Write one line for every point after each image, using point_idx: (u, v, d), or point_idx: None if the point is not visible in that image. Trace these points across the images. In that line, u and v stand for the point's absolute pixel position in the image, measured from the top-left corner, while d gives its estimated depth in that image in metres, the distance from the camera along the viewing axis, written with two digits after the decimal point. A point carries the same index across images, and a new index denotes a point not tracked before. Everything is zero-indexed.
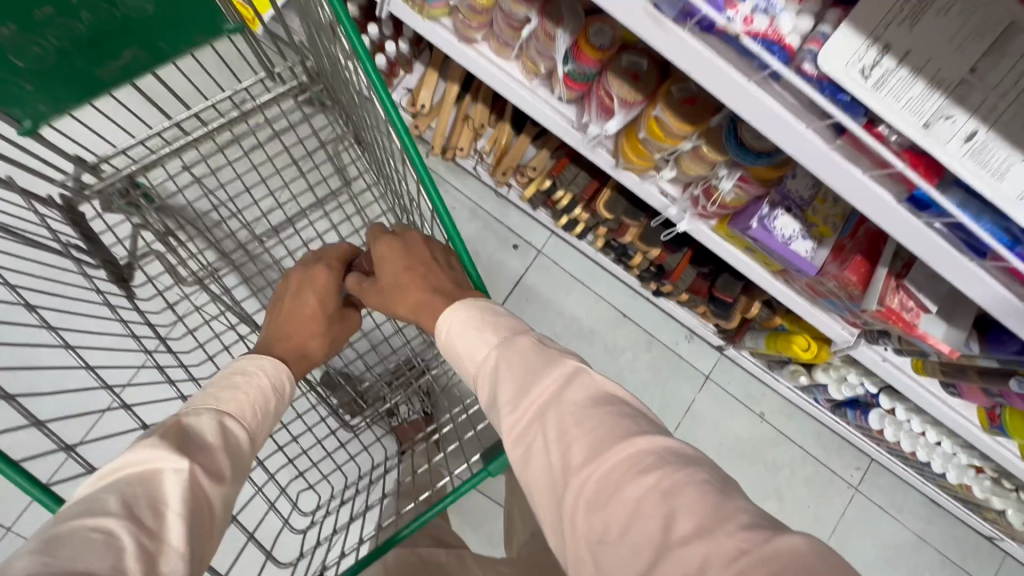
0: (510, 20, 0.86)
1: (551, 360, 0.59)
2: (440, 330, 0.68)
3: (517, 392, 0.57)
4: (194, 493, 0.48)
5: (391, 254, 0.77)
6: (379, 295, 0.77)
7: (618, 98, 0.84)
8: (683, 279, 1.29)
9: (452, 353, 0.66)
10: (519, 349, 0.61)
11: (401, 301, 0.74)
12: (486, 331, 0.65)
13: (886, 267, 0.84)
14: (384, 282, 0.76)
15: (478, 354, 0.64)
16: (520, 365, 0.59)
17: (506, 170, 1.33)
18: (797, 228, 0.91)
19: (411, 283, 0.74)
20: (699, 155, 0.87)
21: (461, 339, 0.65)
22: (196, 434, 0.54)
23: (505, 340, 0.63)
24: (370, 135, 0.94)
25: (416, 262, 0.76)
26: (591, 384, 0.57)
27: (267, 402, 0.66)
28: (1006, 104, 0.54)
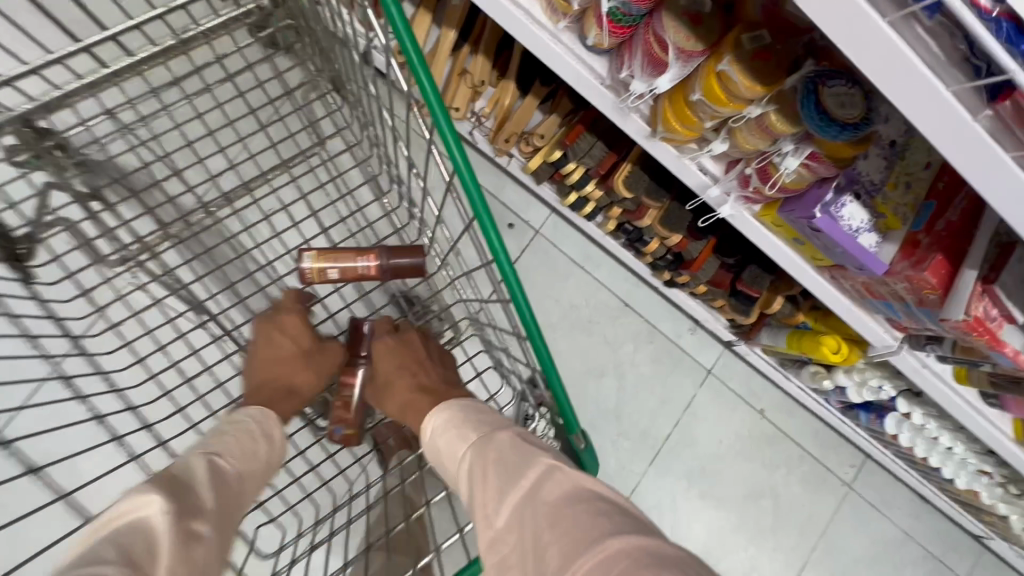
0: None
1: (527, 458, 0.58)
2: (427, 428, 0.70)
3: (498, 493, 0.57)
4: (189, 538, 0.47)
5: (382, 351, 0.81)
6: (374, 389, 0.81)
7: (673, 47, 0.67)
8: (704, 270, 1.15)
9: (437, 453, 0.68)
10: (495, 445, 0.61)
11: (390, 401, 0.77)
12: (465, 428, 0.66)
13: (975, 270, 0.71)
14: (378, 376, 0.81)
15: (459, 450, 0.64)
16: (496, 464, 0.59)
17: (509, 136, 1.13)
18: (864, 218, 0.77)
19: (401, 379, 0.77)
20: (763, 127, 0.71)
21: (443, 437, 0.67)
22: (184, 478, 0.54)
23: (483, 437, 0.64)
24: (353, 78, 0.74)
25: (408, 360, 0.79)
26: (566, 480, 0.54)
27: (255, 447, 0.66)
28: None
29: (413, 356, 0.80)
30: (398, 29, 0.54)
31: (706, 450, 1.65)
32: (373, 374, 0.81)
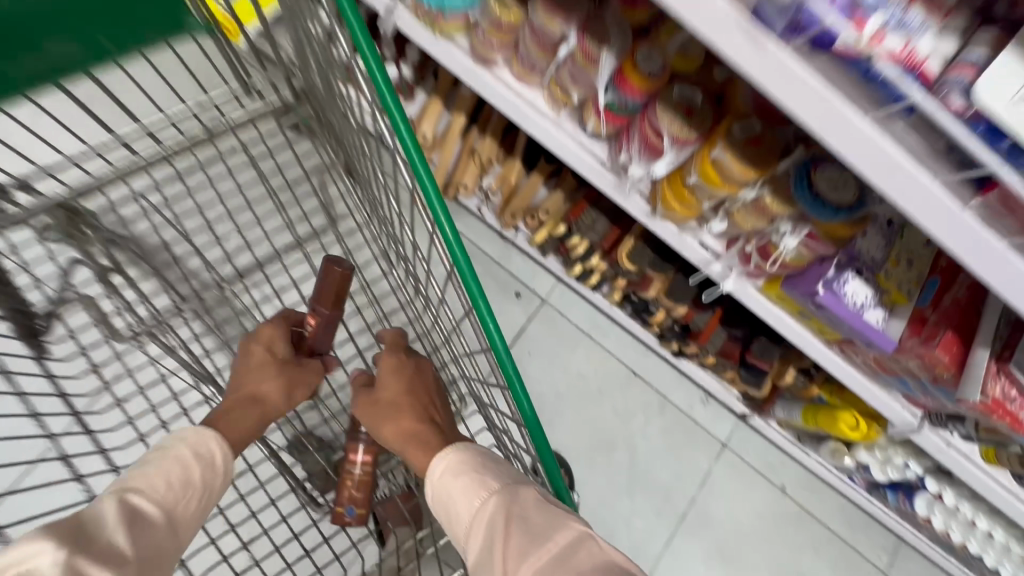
0: (539, 39, 0.72)
1: (554, 521, 0.52)
2: (436, 468, 0.61)
3: (519, 554, 0.49)
4: None
5: (390, 370, 0.73)
6: (371, 411, 0.71)
7: (668, 135, 0.71)
8: (712, 341, 1.15)
9: (445, 505, 0.60)
10: (521, 503, 0.55)
11: (391, 428, 0.68)
12: (481, 474, 0.59)
13: (986, 348, 0.69)
14: (382, 397, 0.71)
15: (474, 502, 0.57)
16: (520, 523, 0.52)
17: (515, 212, 1.18)
18: (869, 294, 0.76)
19: (406, 410, 0.69)
20: (760, 208, 0.73)
21: (455, 482, 0.59)
22: (95, 517, 0.47)
23: (505, 487, 0.57)
24: (365, 166, 0.79)
25: (418, 388, 0.72)
26: (600, 550, 0.48)
27: (188, 477, 0.58)
28: None
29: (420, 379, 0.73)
30: (415, 166, 0.69)
31: (725, 531, 1.55)
32: (375, 394, 0.72)
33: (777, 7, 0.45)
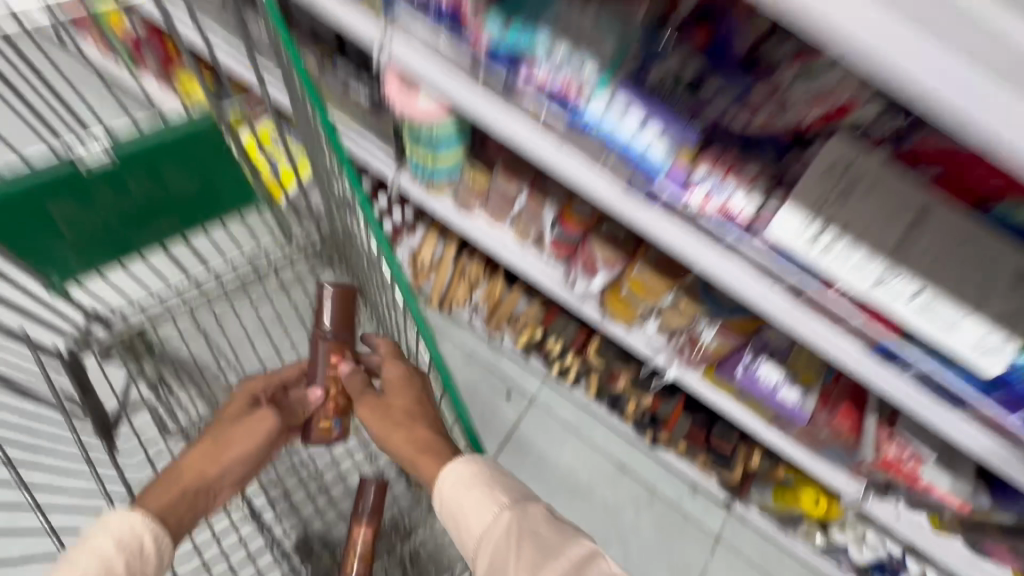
0: (504, 196, 0.98)
1: (564, 538, 0.62)
2: (449, 478, 0.69)
3: (533, 564, 0.60)
4: None
5: (397, 379, 0.79)
6: (384, 418, 0.77)
7: (601, 260, 0.95)
8: (678, 427, 1.28)
9: (451, 504, 0.69)
10: (532, 520, 0.64)
11: (406, 441, 0.75)
12: (495, 490, 0.68)
13: (874, 417, 0.88)
14: (393, 407, 0.78)
15: (487, 514, 0.66)
16: (531, 539, 0.62)
17: (499, 320, 1.40)
18: (782, 375, 0.92)
19: (418, 428, 0.76)
20: (680, 309, 0.94)
21: (467, 494, 0.68)
22: None
23: (516, 504, 0.66)
24: (376, 293, 1.00)
25: (424, 399, 0.79)
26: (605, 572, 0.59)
27: (110, 568, 0.57)
28: (939, 269, 0.60)
29: (417, 392, 0.79)
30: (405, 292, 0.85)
31: None
32: (383, 400, 0.78)
33: (637, 185, 0.72)
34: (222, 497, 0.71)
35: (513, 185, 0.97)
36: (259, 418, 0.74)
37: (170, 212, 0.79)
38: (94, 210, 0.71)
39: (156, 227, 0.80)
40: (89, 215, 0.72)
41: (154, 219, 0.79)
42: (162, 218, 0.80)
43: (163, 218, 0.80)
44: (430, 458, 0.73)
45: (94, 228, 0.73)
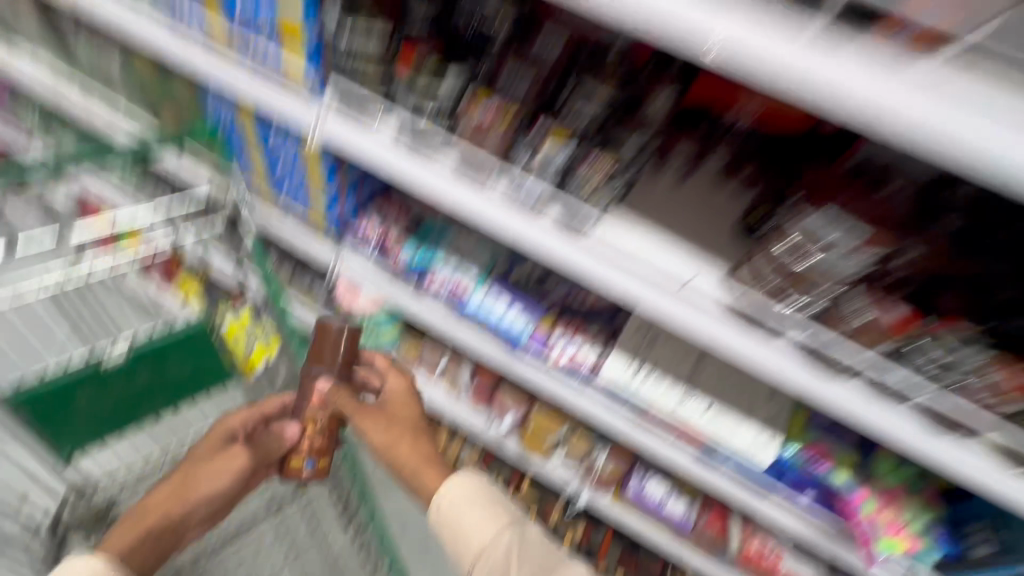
0: (432, 360, 1.26)
1: (552, 559, 0.82)
2: (451, 497, 0.87)
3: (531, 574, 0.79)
4: None
5: (397, 393, 0.99)
6: (390, 432, 0.95)
7: (511, 404, 1.20)
8: (609, 556, 1.40)
9: (449, 515, 0.87)
10: (526, 540, 0.84)
11: (412, 450, 0.95)
12: (496, 512, 0.86)
13: (736, 519, 1.07)
14: (398, 417, 0.98)
15: (489, 531, 0.83)
16: (525, 559, 0.81)
17: None
18: (665, 491, 1.12)
19: (419, 439, 0.97)
20: (577, 440, 1.18)
21: (468, 515, 0.85)
22: None
23: (513, 524, 0.85)
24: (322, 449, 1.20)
25: (423, 417, 1.01)
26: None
27: None
28: (718, 390, 0.90)
29: (407, 408, 0.99)
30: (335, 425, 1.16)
31: None
32: (387, 416, 0.96)
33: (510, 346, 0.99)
34: (187, 536, 0.78)
35: (438, 352, 1.26)
36: (229, 455, 0.82)
37: (163, 388, 1.01)
38: (105, 396, 0.92)
39: (150, 401, 1.01)
40: (103, 399, 0.93)
41: (151, 395, 1.00)
42: (155, 394, 1.01)
43: (157, 395, 1.01)
44: (432, 471, 0.93)
45: (101, 411, 0.94)
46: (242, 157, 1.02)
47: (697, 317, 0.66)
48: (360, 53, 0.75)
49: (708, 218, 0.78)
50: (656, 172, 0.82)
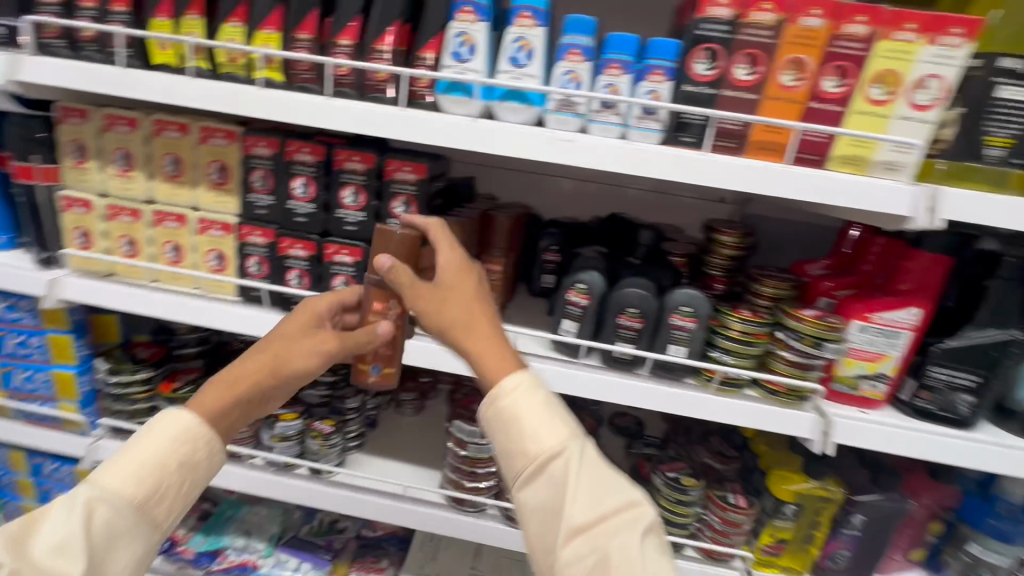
0: None
1: (616, 481, 0.53)
2: (509, 392, 0.54)
3: (591, 510, 0.50)
4: (113, 519, 0.53)
5: (453, 270, 0.59)
6: (439, 305, 0.57)
7: None
8: None
9: (509, 418, 0.53)
10: (589, 459, 0.53)
11: (468, 334, 0.56)
12: (559, 419, 0.54)
13: None
14: (444, 291, 0.57)
15: (548, 438, 0.52)
16: (588, 485, 0.51)
17: None
18: None
19: (482, 327, 0.56)
20: None
21: (528, 416, 0.53)
22: (144, 502, 0.55)
23: (576, 434, 0.53)
24: None
25: (484, 302, 0.58)
26: (634, 545, 0.49)
27: (164, 464, 0.56)
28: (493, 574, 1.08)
29: (472, 289, 0.58)
30: None
31: None
32: (439, 282, 0.58)
33: None
34: (271, 406, 0.64)
35: None
36: (316, 339, 0.63)
37: None
38: None
39: None
40: None
41: None
42: None
43: None
44: (490, 344, 0.56)
45: None
46: (10, 501, 1.04)
47: (425, 512, 0.89)
48: (130, 381, 0.92)
49: (433, 444, 1.06)
50: (397, 415, 1.14)
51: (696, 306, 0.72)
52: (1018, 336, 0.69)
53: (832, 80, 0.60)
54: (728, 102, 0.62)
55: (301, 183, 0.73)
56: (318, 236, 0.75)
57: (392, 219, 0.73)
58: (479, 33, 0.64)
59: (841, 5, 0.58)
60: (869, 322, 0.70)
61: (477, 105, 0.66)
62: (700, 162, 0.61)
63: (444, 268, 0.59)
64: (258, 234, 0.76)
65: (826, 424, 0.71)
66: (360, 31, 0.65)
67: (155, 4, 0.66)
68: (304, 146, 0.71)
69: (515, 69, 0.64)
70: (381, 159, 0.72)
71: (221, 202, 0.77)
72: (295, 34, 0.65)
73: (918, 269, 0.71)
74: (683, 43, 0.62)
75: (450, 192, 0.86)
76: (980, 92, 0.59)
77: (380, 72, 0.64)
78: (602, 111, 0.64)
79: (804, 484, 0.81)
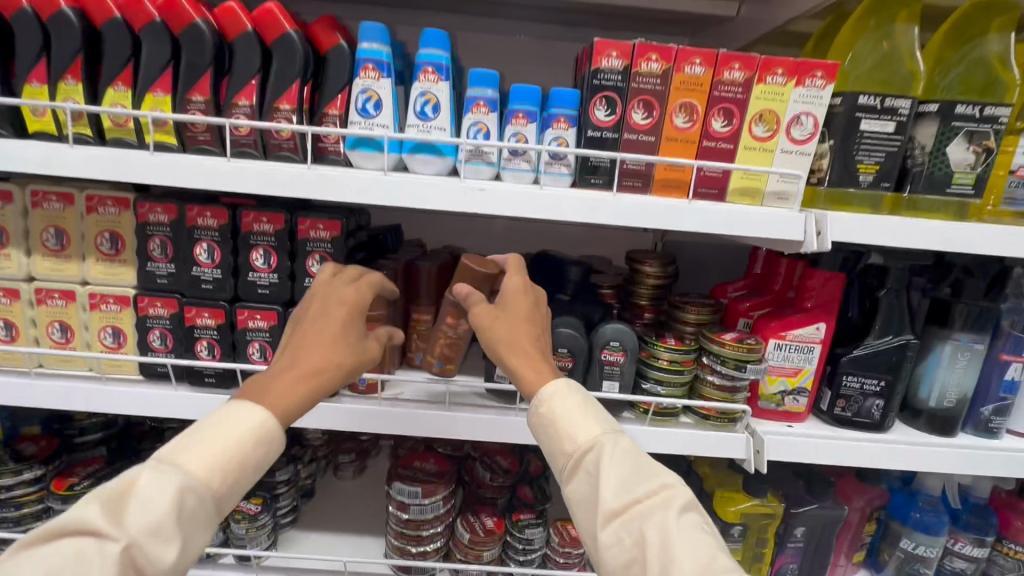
0: None
1: (651, 468, 0.54)
2: (545, 394, 0.57)
3: (625, 492, 0.51)
4: (192, 506, 0.46)
5: (514, 292, 0.64)
6: (494, 325, 0.61)
7: None
8: None
9: (545, 423, 0.57)
10: (624, 449, 0.54)
11: (512, 347, 0.60)
12: (593, 417, 0.57)
13: None
14: (501, 313, 0.63)
15: (581, 434, 0.55)
16: (622, 468, 0.52)
17: None
18: None
19: (525, 342, 0.61)
20: None
21: (565, 413, 0.56)
22: (221, 491, 0.48)
23: (609, 429, 0.56)
24: None
25: (537, 324, 0.63)
26: (669, 522, 0.49)
27: (246, 458, 0.49)
28: None
29: (526, 313, 0.63)
30: None
31: None
32: (499, 309, 0.63)
33: None
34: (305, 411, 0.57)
35: None
36: (363, 345, 0.59)
37: None
38: None
39: None
40: None
41: None
42: None
43: None
44: (532, 360, 0.60)
45: None
46: None
47: None
48: (13, 484, 0.80)
49: (375, 509, 1.00)
50: (335, 481, 1.07)
51: (622, 339, 0.73)
52: (913, 340, 0.75)
53: (720, 121, 0.64)
54: (630, 145, 0.65)
55: (205, 248, 0.69)
56: (228, 302, 0.71)
57: (309, 278, 0.70)
58: (382, 89, 0.64)
59: (719, 53, 0.63)
60: (784, 340, 0.75)
61: (387, 158, 0.65)
62: (610, 202, 0.63)
63: (508, 295, 0.64)
64: (160, 305, 0.70)
65: (758, 443, 0.74)
66: (259, 91, 0.63)
67: (26, 70, 0.61)
68: (206, 210, 0.68)
69: (423, 123, 0.65)
70: (292, 218, 0.69)
71: (116, 274, 0.71)
72: (188, 96, 0.62)
73: (818, 286, 0.76)
74: (582, 92, 0.65)
75: (372, 244, 0.84)
76: (846, 125, 0.64)
77: (282, 130, 0.63)
78: (512, 159, 0.65)
79: (745, 503, 0.83)
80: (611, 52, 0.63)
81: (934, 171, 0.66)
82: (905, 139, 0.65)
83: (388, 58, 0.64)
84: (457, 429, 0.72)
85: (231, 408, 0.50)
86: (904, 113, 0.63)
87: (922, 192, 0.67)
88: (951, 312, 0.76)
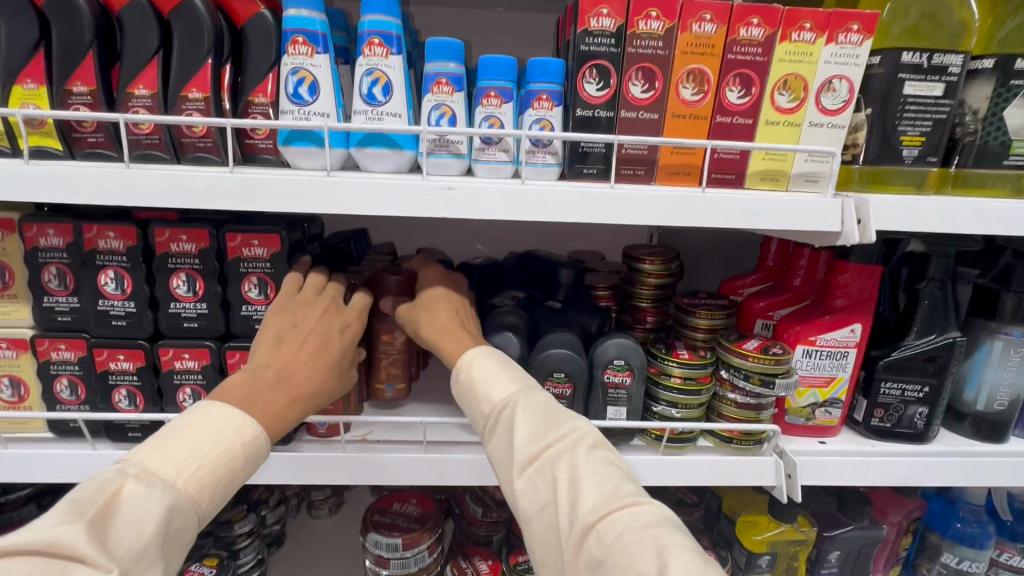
0: None
1: (559, 413, 0.49)
2: (465, 360, 0.54)
3: (534, 440, 0.47)
4: (174, 519, 0.40)
5: (425, 282, 0.63)
6: (410, 314, 0.60)
7: None
8: None
9: (466, 389, 0.53)
10: (540, 402, 0.49)
11: (429, 325, 0.58)
12: (509, 375, 0.52)
13: None
14: (418, 301, 0.61)
15: (497, 393, 0.51)
16: (530, 414, 0.48)
17: None
18: None
19: (439, 317, 0.58)
20: None
21: (482, 379, 0.52)
22: (200, 503, 0.42)
23: (524, 385, 0.51)
24: None
25: (459, 305, 0.60)
26: (574, 466, 0.44)
27: (232, 465, 0.45)
28: None
29: (440, 292, 0.61)
30: None
31: None
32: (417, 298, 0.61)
33: None
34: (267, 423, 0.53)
35: None
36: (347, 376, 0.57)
37: None
38: None
39: None
40: None
41: None
42: None
43: None
44: (451, 334, 0.57)
45: None
46: None
47: None
48: None
49: (354, 553, 0.88)
50: (310, 520, 0.95)
51: (628, 357, 0.62)
52: (960, 338, 0.65)
53: (736, 91, 0.53)
54: (628, 125, 0.53)
55: (112, 277, 0.56)
56: (148, 340, 0.58)
57: (246, 305, 0.58)
58: (319, 68, 0.51)
59: (733, 6, 0.51)
60: (814, 346, 0.65)
61: (330, 155, 0.52)
62: (608, 197, 0.51)
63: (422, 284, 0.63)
64: (64, 347, 0.57)
65: (788, 467, 0.63)
66: (160, 77, 0.50)
67: None
68: (109, 229, 0.55)
69: (373, 108, 0.52)
70: (218, 235, 0.57)
71: (6, 312, 0.57)
72: (68, 87, 0.49)
73: (852, 280, 0.65)
74: (568, 63, 0.53)
75: (328, 255, 0.71)
76: (886, 89, 0.53)
77: (193, 125, 0.50)
78: (485, 149, 0.53)
79: (772, 530, 0.73)
80: (602, 10, 0.51)
81: (987, 141, 0.56)
82: (955, 104, 0.54)
83: (324, 29, 0.51)
84: (432, 474, 0.60)
85: (212, 413, 0.46)
86: (956, 72, 0.53)
87: (972, 167, 0.57)
88: (999, 302, 0.67)
